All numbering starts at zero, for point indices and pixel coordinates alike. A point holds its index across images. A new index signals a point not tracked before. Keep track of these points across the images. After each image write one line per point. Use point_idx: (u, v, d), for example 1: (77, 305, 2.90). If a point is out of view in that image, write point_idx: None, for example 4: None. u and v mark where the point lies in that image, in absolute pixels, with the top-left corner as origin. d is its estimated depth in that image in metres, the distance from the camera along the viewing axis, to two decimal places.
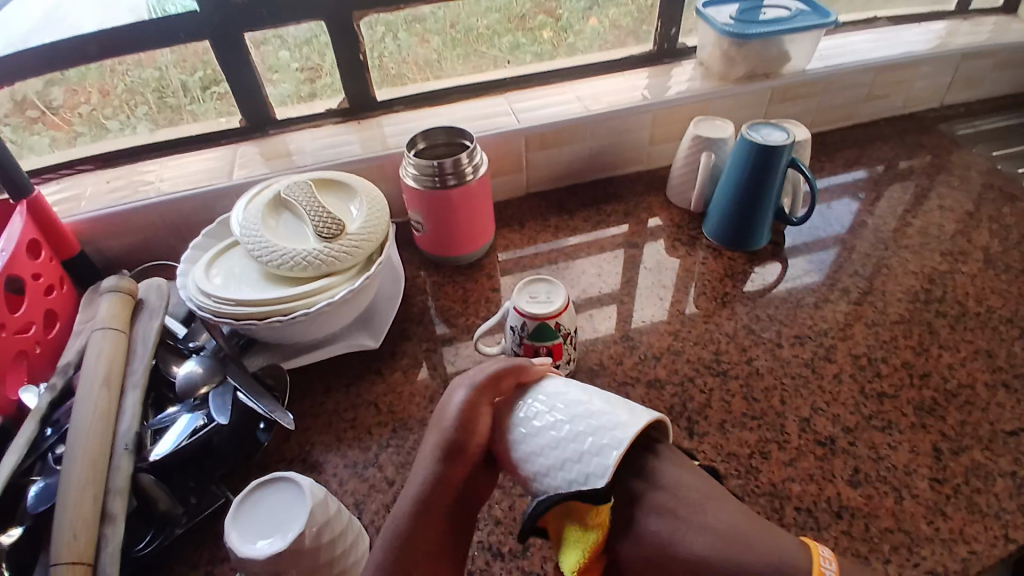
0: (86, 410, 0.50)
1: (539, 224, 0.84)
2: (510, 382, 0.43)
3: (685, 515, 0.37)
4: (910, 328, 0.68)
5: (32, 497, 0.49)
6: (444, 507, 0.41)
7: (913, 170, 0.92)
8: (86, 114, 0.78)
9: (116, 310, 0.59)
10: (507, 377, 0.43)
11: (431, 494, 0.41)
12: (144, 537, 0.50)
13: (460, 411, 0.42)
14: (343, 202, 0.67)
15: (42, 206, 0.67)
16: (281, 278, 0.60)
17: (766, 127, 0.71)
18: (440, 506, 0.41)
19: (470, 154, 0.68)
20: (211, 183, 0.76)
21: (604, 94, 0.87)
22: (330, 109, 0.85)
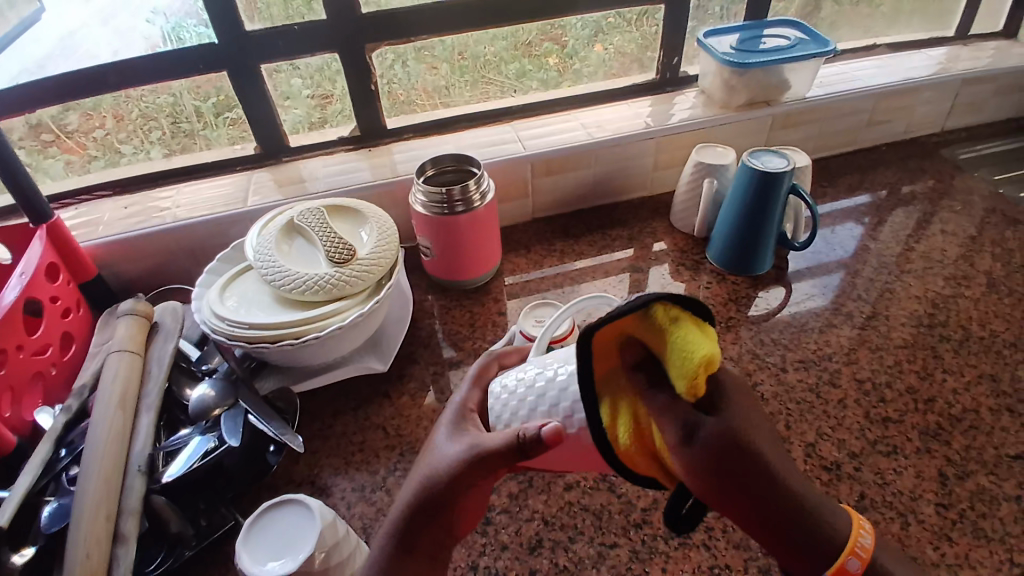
0: (101, 431, 0.51)
1: (545, 248, 0.86)
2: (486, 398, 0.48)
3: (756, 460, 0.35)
4: (915, 352, 0.68)
5: (44, 517, 0.49)
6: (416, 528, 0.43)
7: (916, 195, 0.93)
8: (101, 139, 0.81)
9: (132, 332, 0.60)
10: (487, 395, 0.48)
11: (413, 526, 0.43)
12: (155, 559, 0.51)
13: (459, 466, 0.42)
14: (354, 228, 0.68)
15: (60, 230, 0.69)
16: (293, 302, 0.62)
17: (767, 154, 0.72)
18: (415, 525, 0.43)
19: (478, 182, 0.70)
20: (225, 209, 0.78)
21: (609, 122, 0.89)
22: (342, 136, 0.88)
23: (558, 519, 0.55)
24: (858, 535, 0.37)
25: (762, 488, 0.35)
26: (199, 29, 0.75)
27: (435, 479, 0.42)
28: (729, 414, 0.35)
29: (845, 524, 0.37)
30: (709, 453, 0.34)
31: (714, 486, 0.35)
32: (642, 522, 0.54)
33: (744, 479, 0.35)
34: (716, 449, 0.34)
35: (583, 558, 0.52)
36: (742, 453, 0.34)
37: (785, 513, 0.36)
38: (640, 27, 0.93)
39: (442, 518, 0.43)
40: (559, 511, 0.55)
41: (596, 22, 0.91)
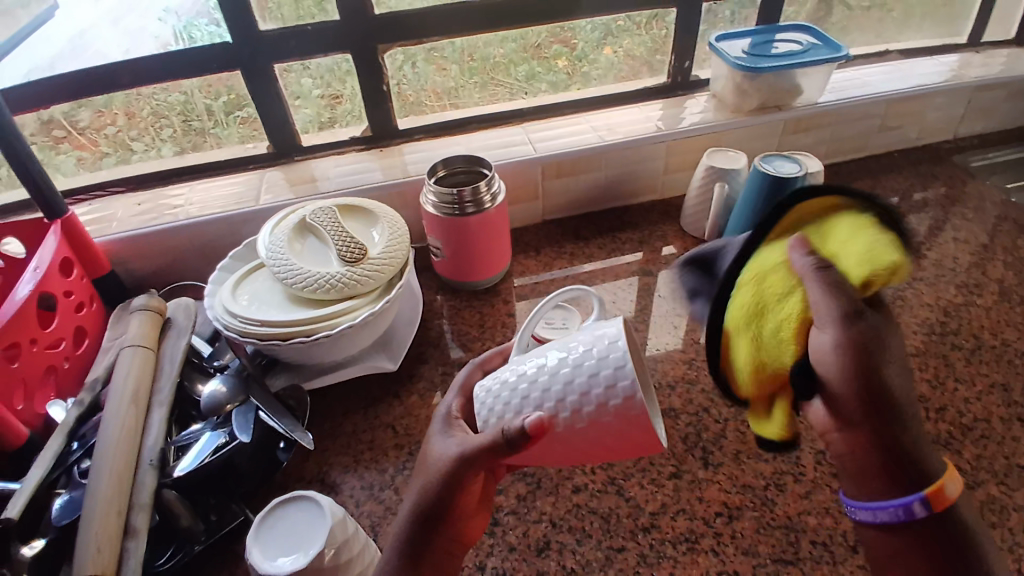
0: (113, 425, 0.52)
1: (554, 250, 0.86)
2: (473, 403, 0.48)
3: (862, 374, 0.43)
4: (926, 360, 0.68)
5: (56, 509, 0.50)
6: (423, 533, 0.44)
7: (927, 202, 0.93)
8: (113, 136, 0.81)
9: (145, 328, 0.61)
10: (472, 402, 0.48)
11: (419, 532, 0.44)
12: (165, 553, 0.51)
13: (455, 469, 0.43)
14: (365, 227, 0.69)
15: (74, 226, 0.69)
16: (305, 300, 0.62)
17: (779, 159, 0.72)
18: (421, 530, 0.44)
19: (489, 183, 0.70)
20: (237, 208, 0.79)
21: (619, 125, 0.90)
22: (353, 136, 0.88)
23: (566, 521, 0.55)
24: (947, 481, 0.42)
25: (874, 397, 0.44)
26: (211, 27, 0.76)
27: (434, 485, 0.43)
28: (869, 321, 0.43)
29: (941, 466, 0.44)
30: (858, 342, 0.42)
31: (844, 380, 0.43)
32: (650, 525, 0.54)
33: (867, 376, 0.43)
34: (850, 343, 0.42)
35: (591, 561, 0.52)
36: (862, 351, 0.42)
37: (877, 425, 0.44)
38: (650, 30, 0.93)
39: (445, 519, 0.44)
40: (567, 513, 0.55)
41: (606, 26, 0.91)
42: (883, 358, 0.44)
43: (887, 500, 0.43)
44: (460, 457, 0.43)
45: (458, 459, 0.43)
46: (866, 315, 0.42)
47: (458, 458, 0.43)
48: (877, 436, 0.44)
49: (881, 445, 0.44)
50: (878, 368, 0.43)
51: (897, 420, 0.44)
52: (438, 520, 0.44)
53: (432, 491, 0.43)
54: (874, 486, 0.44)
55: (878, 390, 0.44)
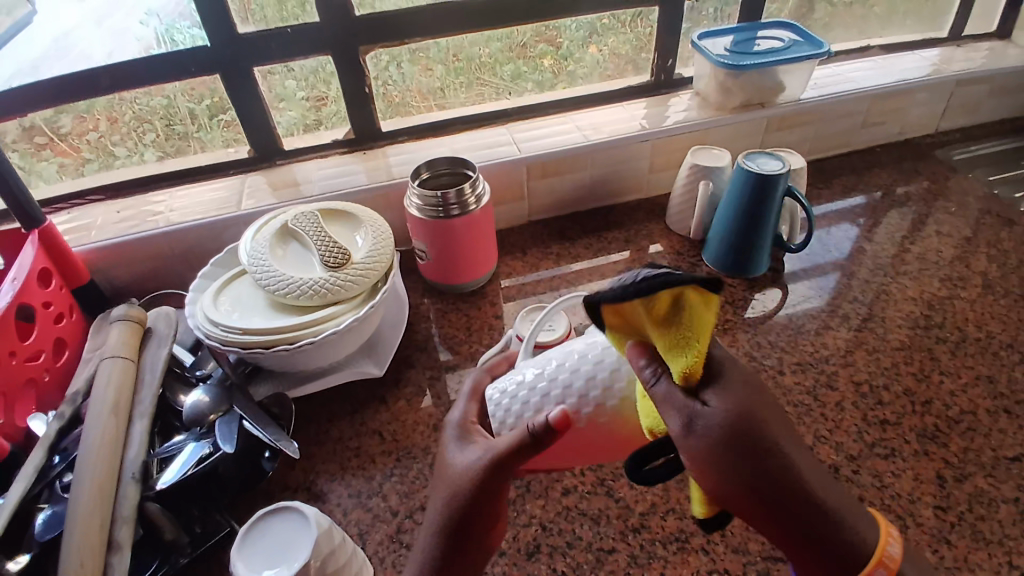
0: (94, 437, 0.51)
1: (541, 251, 0.86)
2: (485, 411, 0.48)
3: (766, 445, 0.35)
4: (911, 354, 0.68)
5: (38, 525, 0.49)
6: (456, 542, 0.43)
7: (910, 196, 0.94)
8: (94, 142, 0.80)
9: (126, 338, 0.60)
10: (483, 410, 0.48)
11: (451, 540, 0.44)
12: (149, 567, 0.50)
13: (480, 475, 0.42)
14: (348, 231, 0.68)
15: (53, 234, 0.68)
16: (287, 307, 0.61)
17: (763, 156, 0.72)
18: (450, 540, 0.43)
19: (473, 185, 0.70)
20: (219, 213, 0.78)
21: (605, 124, 0.89)
22: (337, 139, 0.88)
23: (556, 524, 0.54)
24: (886, 544, 0.37)
25: (776, 485, 0.35)
26: (192, 30, 0.75)
27: (461, 492, 0.43)
28: (731, 391, 0.37)
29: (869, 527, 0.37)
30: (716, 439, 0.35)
31: (732, 475, 0.35)
32: (639, 526, 0.54)
33: (754, 463, 0.35)
34: (725, 431, 0.35)
35: (581, 563, 0.52)
36: (743, 430, 0.35)
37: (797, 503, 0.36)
38: (635, 28, 0.93)
39: (474, 527, 0.44)
40: (557, 516, 0.55)
41: (591, 24, 0.90)
42: (771, 431, 0.36)
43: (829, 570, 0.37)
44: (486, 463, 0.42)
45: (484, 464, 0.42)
46: (710, 400, 0.36)
47: (483, 464, 0.43)
48: (797, 517, 0.36)
49: (793, 532, 0.36)
50: (772, 448, 0.35)
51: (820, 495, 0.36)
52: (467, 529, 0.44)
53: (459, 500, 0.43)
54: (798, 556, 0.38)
55: (777, 473, 0.35)
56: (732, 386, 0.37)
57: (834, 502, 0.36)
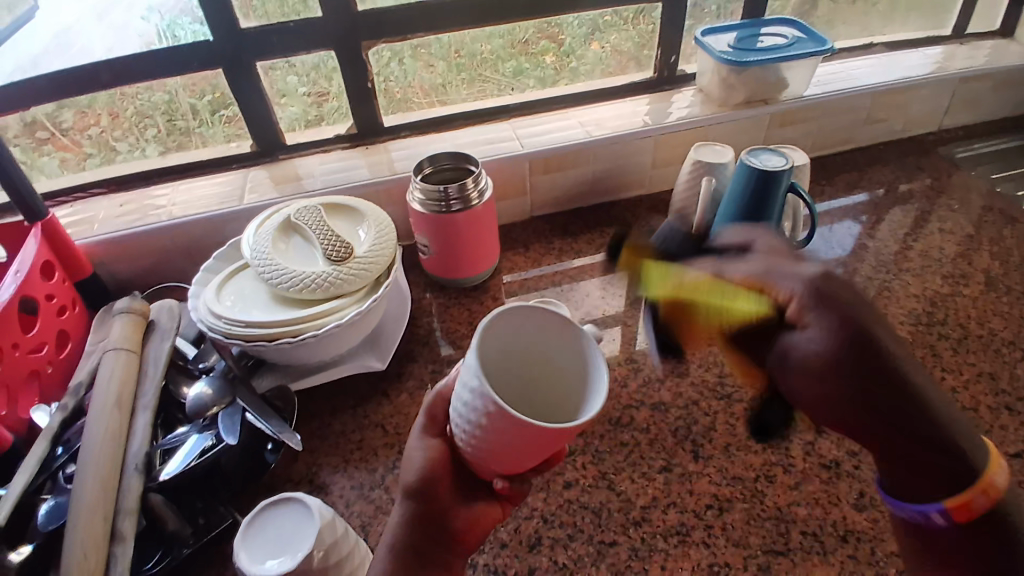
0: (97, 429, 0.51)
1: (543, 246, 0.86)
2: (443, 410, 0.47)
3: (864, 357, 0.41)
4: (913, 350, 0.68)
5: (42, 515, 0.49)
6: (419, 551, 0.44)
7: (913, 193, 0.94)
8: (96, 137, 0.80)
9: (129, 331, 0.60)
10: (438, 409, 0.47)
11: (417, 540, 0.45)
12: (153, 557, 0.51)
13: (421, 461, 0.45)
14: (351, 225, 0.68)
15: (55, 228, 0.68)
16: (290, 300, 0.61)
17: (765, 152, 0.72)
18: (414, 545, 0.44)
19: (475, 180, 0.70)
20: (222, 207, 0.78)
21: (607, 120, 0.89)
22: (339, 134, 0.88)
23: (558, 517, 0.55)
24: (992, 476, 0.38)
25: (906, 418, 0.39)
26: (195, 26, 0.75)
27: (407, 481, 0.45)
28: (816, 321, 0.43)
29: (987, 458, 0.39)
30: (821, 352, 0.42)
31: (836, 391, 0.41)
32: (641, 519, 0.54)
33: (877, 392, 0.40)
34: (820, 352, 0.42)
35: (582, 556, 0.52)
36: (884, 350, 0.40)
37: (911, 420, 0.39)
38: (637, 25, 0.93)
39: (424, 510, 0.45)
40: (559, 509, 0.55)
41: (593, 21, 0.90)
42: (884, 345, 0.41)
43: (917, 499, 0.40)
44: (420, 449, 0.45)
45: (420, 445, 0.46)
46: (810, 326, 0.42)
47: (421, 451, 0.45)
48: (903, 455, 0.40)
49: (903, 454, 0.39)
50: (905, 387, 0.40)
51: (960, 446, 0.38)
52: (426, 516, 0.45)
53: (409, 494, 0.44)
54: (891, 482, 0.42)
55: (884, 379, 0.40)
56: (850, 306, 0.42)
57: (939, 433, 0.39)
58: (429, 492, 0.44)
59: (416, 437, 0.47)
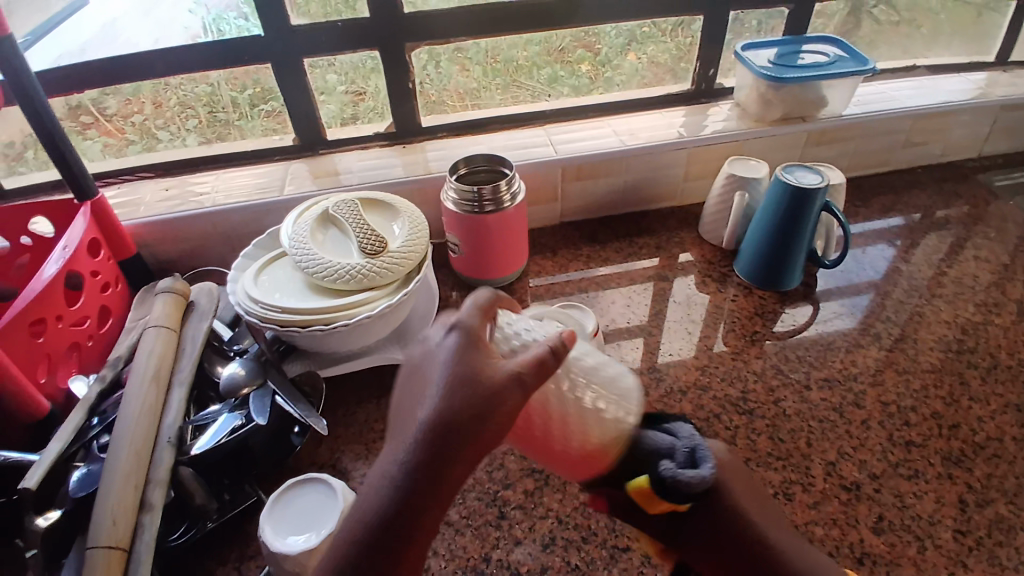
0: (135, 402, 0.53)
1: (571, 252, 0.86)
2: (543, 365, 0.37)
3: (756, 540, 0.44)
4: (941, 377, 0.67)
5: (73, 482, 0.51)
6: (416, 504, 0.35)
7: (949, 219, 0.92)
8: (138, 124, 0.83)
9: (169, 310, 0.62)
10: (544, 364, 0.37)
11: (421, 494, 0.35)
12: (179, 529, 0.53)
13: (478, 406, 0.35)
14: (386, 221, 0.70)
15: (103, 207, 0.71)
16: (324, 290, 0.63)
17: (801, 169, 0.72)
18: (415, 505, 0.35)
19: (509, 182, 0.71)
20: (262, 198, 0.80)
21: (641, 130, 0.90)
22: (377, 132, 0.90)
23: (572, 519, 0.55)
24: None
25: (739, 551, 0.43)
26: (240, 21, 0.78)
27: (437, 433, 0.35)
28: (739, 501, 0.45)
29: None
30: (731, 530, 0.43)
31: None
32: None
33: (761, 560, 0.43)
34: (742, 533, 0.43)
35: (595, 559, 0.52)
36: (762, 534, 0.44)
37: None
38: (675, 37, 0.93)
39: (448, 485, 0.35)
40: (573, 510, 0.55)
41: (630, 32, 0.91)
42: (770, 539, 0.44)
43: None
44: (489, 401, 0.36)
45: (491, 394, 0.36)
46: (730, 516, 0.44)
47: (506, 399, 0.36)
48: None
49: None
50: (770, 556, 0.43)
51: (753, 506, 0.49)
52: (455, 487, 0.36)
53: (443, 449, 0.35)
54: None
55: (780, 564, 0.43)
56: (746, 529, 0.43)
57: None
58: (466, 453, 0.35)
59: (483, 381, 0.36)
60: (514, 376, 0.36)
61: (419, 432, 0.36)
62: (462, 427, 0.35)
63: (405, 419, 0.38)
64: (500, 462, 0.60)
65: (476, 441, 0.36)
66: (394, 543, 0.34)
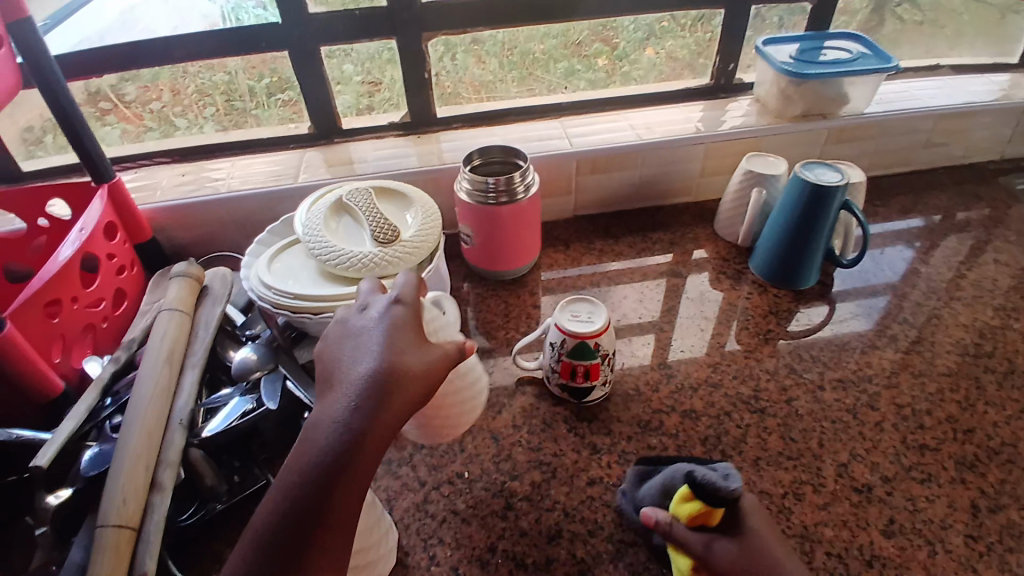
0: (147, 384, 0.54)
1: (584, 246, 0.86)
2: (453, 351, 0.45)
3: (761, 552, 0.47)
4: (957, 381, 0.66)
5: (85, 461, 0.52)
6: (351, 453, 0.37)
7: (970, 222, 0.90)
8: (156, 111, 0.85)
9: (184, 294, 0.63)
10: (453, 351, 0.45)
11: (354, 446, 0.38)
12: (188, 509, 0.53)
13: (407, 369, 0.41)
14: (400, 210, 0.70)
15: (120, 192, 0.72)
16: (337, 277, 0.63)
17: (821, 167, 0.70)
18: (350, 455, 0.37)
19: (523, 174, 0.70)
20: (276, 185, 0.80)
21: (658, 124, 0.89)
22: (392, 122, 0.89)
23: (579, 512, 0.55)
24: None
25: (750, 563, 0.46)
26: (257, 11, 0.78)
27: (373, 390, 0.40)
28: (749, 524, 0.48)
29: None
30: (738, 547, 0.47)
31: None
32: None
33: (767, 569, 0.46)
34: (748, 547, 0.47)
35: (600, 552, 0.52)
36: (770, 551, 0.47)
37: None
38: (694, 33, 0.92)
39: (377, 443, 0.39)
40: (580, 503, 0.55)
41: (649, 26, 0.90)
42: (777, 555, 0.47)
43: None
44: (415, 359, 0.42)
45: (415, 363, 0.42)
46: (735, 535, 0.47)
47: (429, 359, 0.43)
48: None
49: None
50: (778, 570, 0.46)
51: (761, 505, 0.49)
52: (389, 431, 0.39)
53: (378, 396, 0.39)
54: None
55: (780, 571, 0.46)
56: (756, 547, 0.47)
57: None
58: (395, 402, 0.40)
59: (409, 352, 0.42)
60: (433, 354, 0.43)
61: (356, 388, 0.40)
62: (392, 380, 0.40)
63: (332, 376, 0.42)
64: (508, 454, 0.59)
65: (407, 391, 0.41)
66: (326, 492, 0.36)
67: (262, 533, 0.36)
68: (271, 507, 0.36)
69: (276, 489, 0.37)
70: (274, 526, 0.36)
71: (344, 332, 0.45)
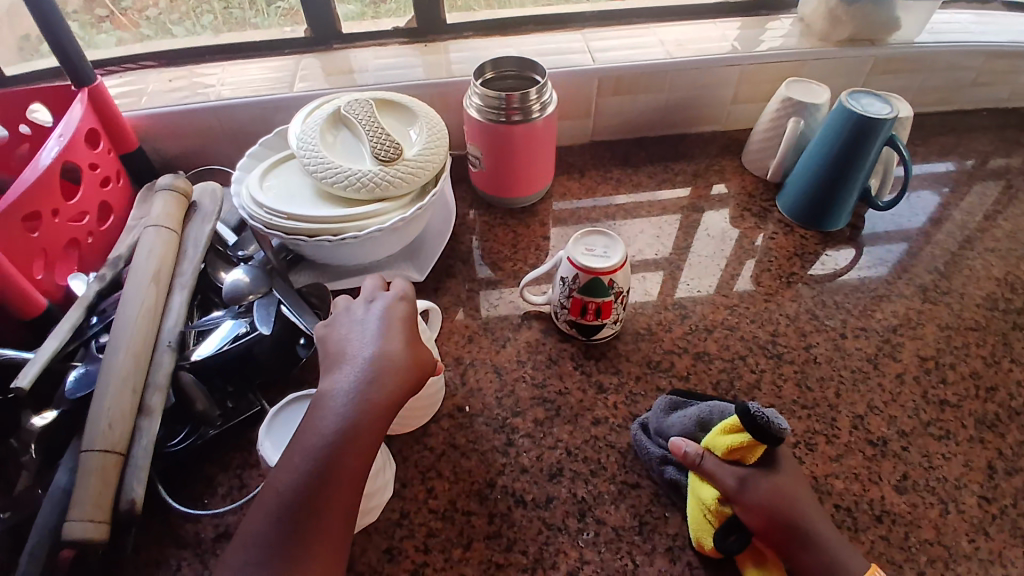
0: (133, 304, 0.51)
1: (601, 175, 0.80)
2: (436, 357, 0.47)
3: (784, 502, 0.44)
4: (985, 337, 0.63)
5: (71, 382, 0.49)
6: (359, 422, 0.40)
7: (1011, 168, 0.84)
8: (153, 18, 0.78)
9: (170, 209, 0.58)
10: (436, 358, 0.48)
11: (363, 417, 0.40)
12: (179, 433, 0.51)
13: (406, 355, 0.43)
14: (403, 126, 0.64)
15: (102, 97, 0.66)
16: (334, 198, 0.59)
17: (868, 97, 0.64)
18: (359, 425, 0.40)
19: (540, 90, 0.64)
20: (271, 94, 0.74)
21: (690, 42, 0.81)
22: (397, 28, 0.82)
23: (582, 451, 0.53)
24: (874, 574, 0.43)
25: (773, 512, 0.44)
26: None
27: (378, 369, 0.42)
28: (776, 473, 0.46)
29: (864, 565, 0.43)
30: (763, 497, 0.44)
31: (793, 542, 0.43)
32: None
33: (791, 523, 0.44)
34: (771, 497, 0.44)
35: (603, 493, 0.51)
36: (793, 502, 0.45)
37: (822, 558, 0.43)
38: None
39: (382, 417, 0.41)
40: (584, 443, 0.53)
41: None
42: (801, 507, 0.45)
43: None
44: (414, 344, 0.45)
45: (413, 352, 0.44)
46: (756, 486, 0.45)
47: (422, 356, 0.45)
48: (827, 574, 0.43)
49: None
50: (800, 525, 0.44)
51: (775, 458, 0.47)
52: (395, 404, 0.42)
53: (385, 372, 0.42)
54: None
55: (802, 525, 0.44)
56: (781, 497, 0.44)
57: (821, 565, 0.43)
58: (398, 380, 0.42)
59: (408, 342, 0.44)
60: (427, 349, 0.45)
61: (363, 365, 0.42)
62: (392, 364, 0.42)
63: (338, 355, 0.44)
64: (510, 390, 0.57)
65: (409, 370, 0.43)
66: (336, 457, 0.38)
67: (284, 498, 0.38)
68: (291, 469, 0.38)
69: (294, 453, 0.39)
70: (294, 491, 0.38)
71: (346, 316, 0.47)
